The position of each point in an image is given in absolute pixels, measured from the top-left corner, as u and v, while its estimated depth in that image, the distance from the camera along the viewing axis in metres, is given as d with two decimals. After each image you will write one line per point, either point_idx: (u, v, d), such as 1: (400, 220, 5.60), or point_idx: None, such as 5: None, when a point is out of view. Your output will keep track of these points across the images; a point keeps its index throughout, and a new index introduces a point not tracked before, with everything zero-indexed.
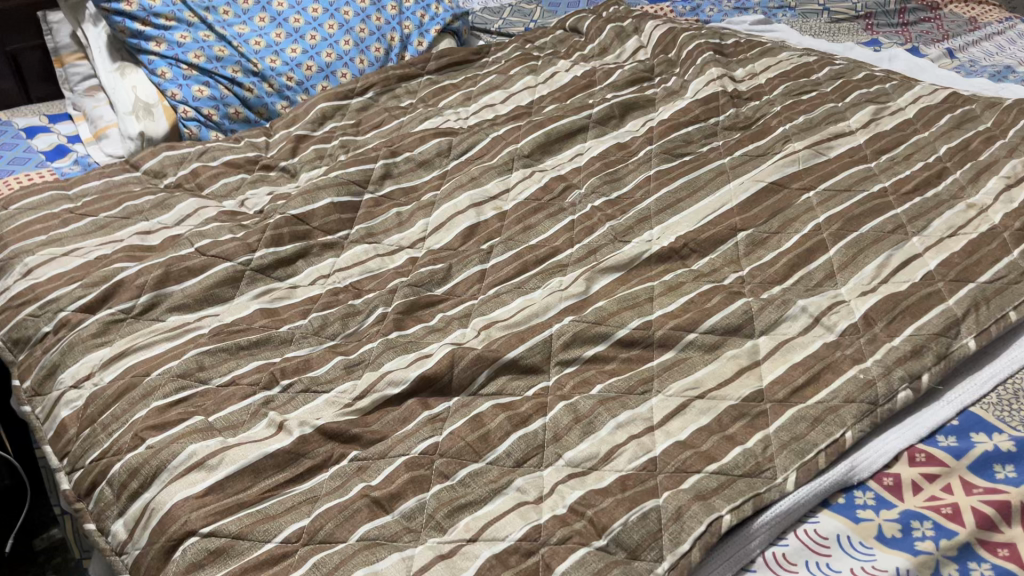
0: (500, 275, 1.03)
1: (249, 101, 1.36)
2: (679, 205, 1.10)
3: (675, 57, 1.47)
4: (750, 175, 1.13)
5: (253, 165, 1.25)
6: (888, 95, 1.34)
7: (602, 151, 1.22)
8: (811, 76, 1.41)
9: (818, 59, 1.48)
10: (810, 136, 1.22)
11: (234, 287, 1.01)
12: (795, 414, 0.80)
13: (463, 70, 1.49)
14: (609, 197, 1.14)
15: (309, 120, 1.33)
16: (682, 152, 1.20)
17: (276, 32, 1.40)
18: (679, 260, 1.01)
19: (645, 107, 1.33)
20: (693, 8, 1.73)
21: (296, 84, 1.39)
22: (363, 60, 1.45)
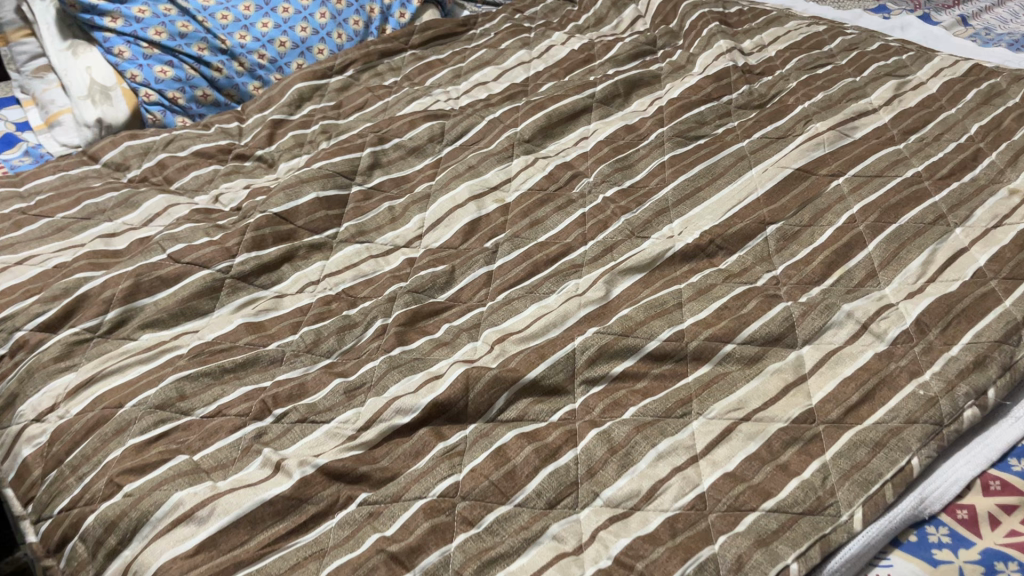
0: (509, 278, 0.93)
1: (218, 82, 1.24)
2: (699, 195, 1.01)
3: (676, 27, 1.37)
4: (773, 161, 1.05)
5: (225, 153, 1.14)
6: (908, 67, 1.26)
7: (610, 134, 1.12)
8: (823, 47, 1.32)
9: (827, 28, 1.39)
10: (832, 115, 1.13)
11: (213, 299, 0.90)
12: (853, 437, 0.72)
13: (449, 43, 1.38)
14: (622, 187, 1.04)
15: (286, 103, 1.21)
16: (696, 135, 1.11)
17: (245, 5, 1.28)
18: (706, 258, 0.92)
19: (651, 84, 1.23)
20: None
21: (269, 62, 1.27)
22: (341, 35, 1.33)
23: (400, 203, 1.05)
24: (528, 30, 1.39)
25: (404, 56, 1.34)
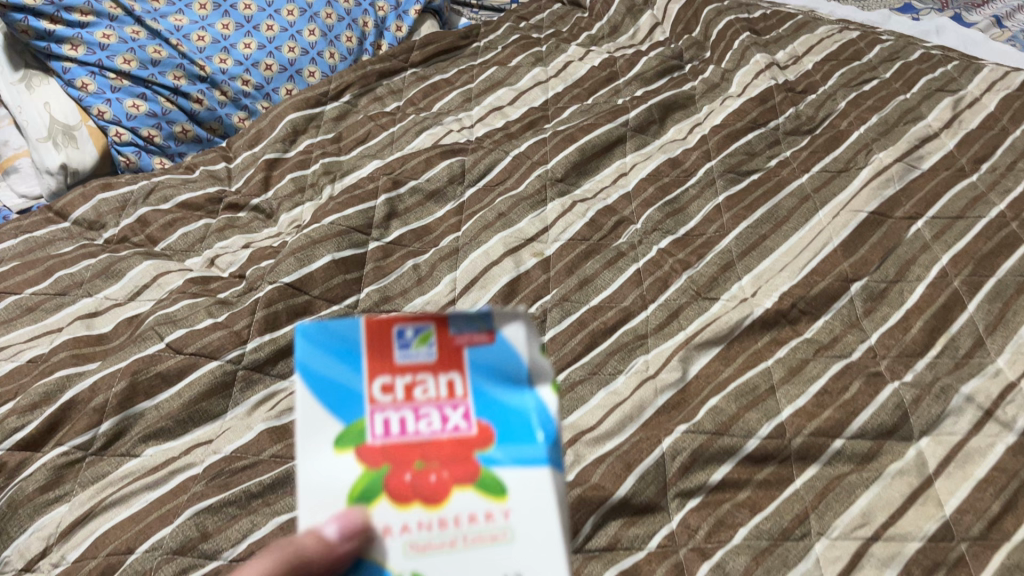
0: (566, 354, 0.81)
1: (198, 115, 1.09)
2: (766, 244, 0.90)
3: (701, 36, 1.25)
4: (841, 200, 0.94)
5: (214, 203, 0.99)
6: (957, 79, 1.17)
7: (652, 170, 1.00)
8: (862, 57, 1.22)
9: (860, 34, 1.28)
10: (894, 142, 1.02)
11: (225, 398, 0.77)
12: (1006, 561, 0.63)
13: (453, 59, 1.24)
14: (676, 235, 0.93)
15: (280, 138, 1.07)
16: (748, 169, 1.00)
17: (223, 22, 1.12)
18: (788, 325, 0.82)
19: (686, 106, 1.11)
20: None
21: (255, 89, 1.12)
22: (334, 54, 1.18)
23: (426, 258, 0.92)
24: (539, 43, 1.26)
25: (405, 76, 1.20)
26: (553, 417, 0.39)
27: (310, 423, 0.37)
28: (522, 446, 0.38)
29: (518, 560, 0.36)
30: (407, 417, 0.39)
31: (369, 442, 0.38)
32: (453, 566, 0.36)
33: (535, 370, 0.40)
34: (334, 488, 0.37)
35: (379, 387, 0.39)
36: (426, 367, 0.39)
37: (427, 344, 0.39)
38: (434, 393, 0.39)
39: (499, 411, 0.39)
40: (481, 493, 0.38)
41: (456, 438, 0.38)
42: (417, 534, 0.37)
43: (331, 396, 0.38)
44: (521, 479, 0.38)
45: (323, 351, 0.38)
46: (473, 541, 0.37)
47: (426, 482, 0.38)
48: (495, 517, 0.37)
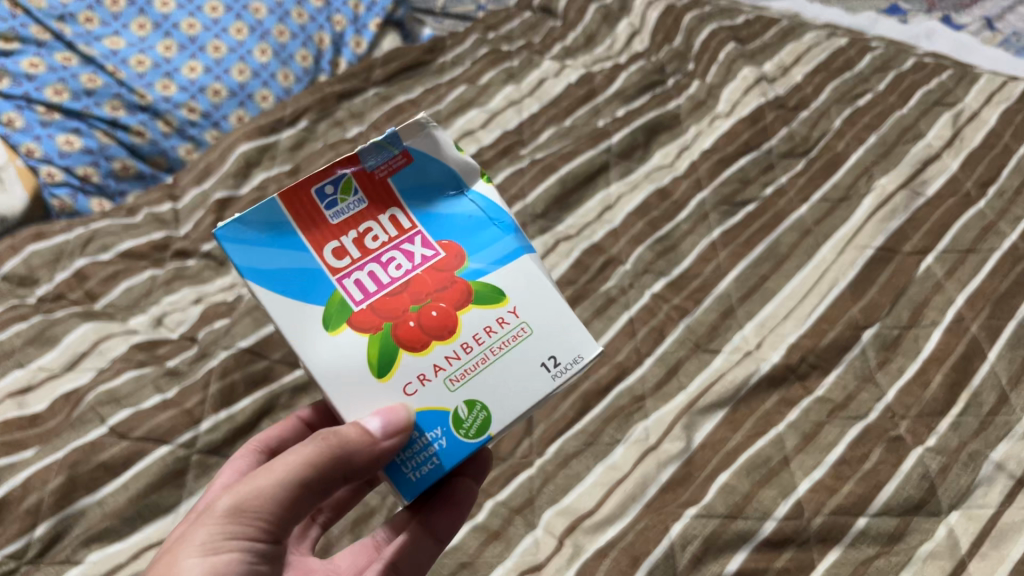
0: (558, 420, 0.74)
1: (140, 149, 0.99)
2: (767, 287, 0.83)
3: (683, 47, 1.18)
4: (845, 234, 0.87)
5: (161, 250, 0.90)
6: (954, 90, 1.10)
7: (639, 203, 0.93)
8: (853, 68, 1.15)
9: (849, 41, 1.21)
10: (895, 165, 0.96)
11: (178, 488, 0.69)
12: None
13: (418, 75, 1.15)
14: (670, 277, 0.85)
15: (231, 173, 0.98)
16: (743, 199, 0.93)
17: (164, 44, 1.03)
18: (797, 381, 0.75)
19: (671, 127, 1.04)
20: None
21: (202, 117, 1.03)
22: (288, 75, 1.09)
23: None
24: (511, 56, 1.18)
25: (366, 97, 1.11)
26: (490, 203, 0.57)
27: (295, 311, 0.51)
28: (490, 251, 0.55)
29: (537, 345, 0.54)
30: (374, 270, 0.53)
31: (357, 308, 0.52)
32: (491, 378, 0.53)
33: (460, 172, 0.57)
34: (355, 355, 0.51)
35: (336, 257, 0.53)
36: (365, 215, 0.53)
37: (353, 192, 0.53)
38: (387, 236, 0.54)
39: (449, 232, 0.55)
40: (482, 306, 0.54)
41: (428, 265, 0.54)
42: (451, 367, 0.52)
43: (296, 285, 0.51)
44: (503, 276, 0.55)
45: (261, 249, 0.51)
46: (499, 350, 0.53)
47: (430, 318, 0.53)
48: (503, 321, 0.54)
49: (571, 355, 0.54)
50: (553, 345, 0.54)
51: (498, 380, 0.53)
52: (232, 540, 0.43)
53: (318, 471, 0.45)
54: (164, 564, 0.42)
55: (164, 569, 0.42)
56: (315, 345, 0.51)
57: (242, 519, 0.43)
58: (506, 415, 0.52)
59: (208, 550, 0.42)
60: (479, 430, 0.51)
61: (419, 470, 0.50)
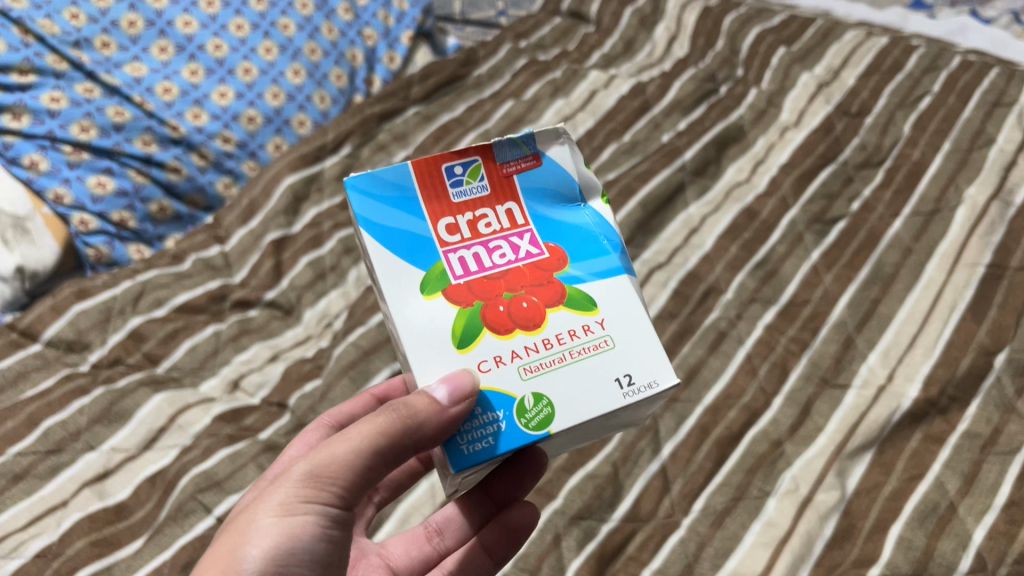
0: (696, 474, 0.69)
1: (176, 187, 0.91)
2: (882, 312, 0.80)
3: (726, 50, 1.13)
4: (948, 251, 0.84)
5: (218, 301, 0.82)
6: (1009, 89, 1.06)
7: (727, 225, 0.89)
8: (903, 68, 1.12)
9: (890, 40, 1.18)
10: (978, 173, 0.93)
11: None
12: None
13: (457, 91, 1.08)
14: (777, 305, 0.81)
15: (280, 209, 0.90)
16: (833, 216, 0.89)
17: (189, 68, 0.93)
18: (939, 415, 0.71)
19: (739, 139, 1.00)
20: None
21: (238, 147, 0.95)
22: (324, 97, 1.01)
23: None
24: (551, 66, 1.11)
25: (407, 118, 1.04)
26: (607, 222, 0.53)
27: (395, 271, 0.49)
28: (596, 263, 0.51)
29: (620, 361, 0.48)
30: (478, 252, 0.50)
31: (454, 282, 0.49)
32: (564, 377, 0.47)
33: (584, 189, 0.53)
34: (438, 326, 0.48)
35: (447, 230, 0.50)
36: (484, 202, 0.51)
37: (479, 180, 0.51)
38: (500, 226, 0.51)
39: (558, 232, 0.52)
40: (573, 311, 0.49)
41: (531, 262, 0.50)
42: (529, 358, 0.48)
43: (405, 245, 0.49)
44: (601, 288, 0.50)
45: (383, 206, 0.50)
46: (579, 353, 0.48)
47: (520, 308, 0.49)
48: (592, 329, 0.49)
49: (650, 380, 0.48)
50: (634, 364, 0.48)
51: (573, 384, 0.47)
52: (308, 502, 0.43)
53: (390, 441, 0.44)
54: (244, 522, 0.43)
55: (243, 526, 0.42)
56: (406, 304, 0.48)
57: (316, 484, 0.43)
58: (571, 420, 0.46)
59: (285, 511, 0.42)
60: (540, 423, 0.46)
61: (475, 445, 0.46)
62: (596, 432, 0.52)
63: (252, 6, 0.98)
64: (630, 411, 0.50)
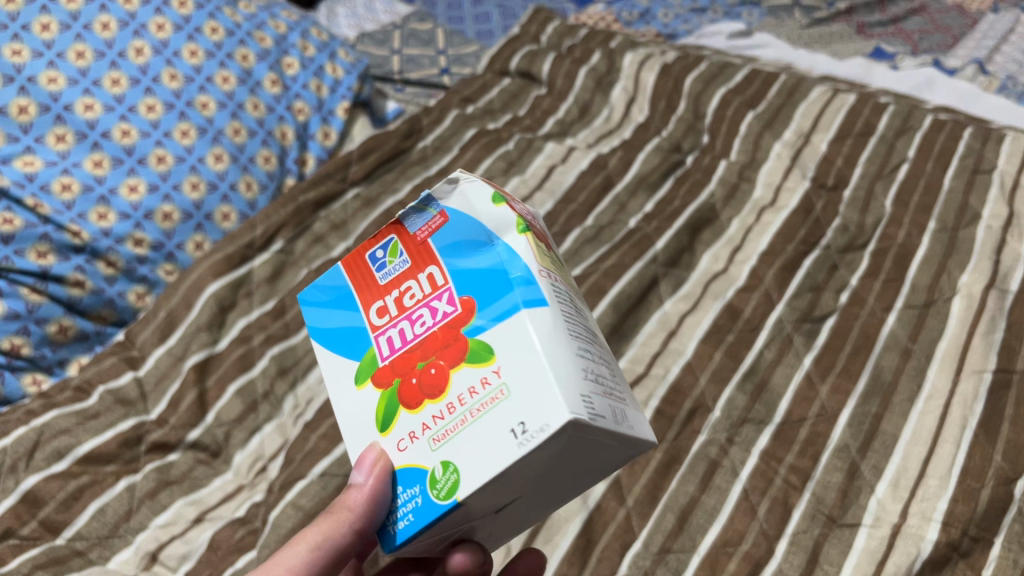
0: None
1: (80, 303, 0.78)
2: (885, 431, 0.72)
3: (690, 113, 1.05)
4: (949, 354, 0.77)
5: (133, 445, 0.70)
6: (986, 153, 0.97)
7: (709, 326, 0.80)
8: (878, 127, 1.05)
9: (859, 95, 1.12)
10: (969, 257, 0.86)
11: None
12: None
13: (400, 167, 0.98)
14: (770, 426, 0.73)
15: (203, 324, 0.78)
16: (821, 313, 0.81)
17: (92, 158, 0.81)
18: (962, 560, 0.63)
19: (712, 220, 0.91)
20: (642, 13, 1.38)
21: (152, 249, 0.82)
22: (250, 184, 0.90)
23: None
24: (502, 137, 1.02)
25: (346, 202, 0.93)
26: (523, 255, 0.42)
27: (333, 370, 0.46)
28: (497, 304, 0.41)
29: (519, 409, 0.38)
30: (403, 327, 0.44)
31: (381, 364, 0.44)
32: (466, 441, 0.39)
33: (498, 225, 0.43)
34: (364, 415, 0.44)
35: (377, 312, 0.45)
36: (406, 274, 0.45)
37: (399, 254, 0.45)
38: (422, 293, 0.44)
39: (470, 277, 0.42)
40: (474, 365, 0.40)
41: (446, 323, 0.42)
42: (437, 428, 0.41)
43: (341, 343, 0.46)
44: (502, 333, 0.40)
45: (325, 308, 0.47)
46: (478, 410, 0.39)
47: (428, 376, 0.42)
48: (490, 379, 0.39)
49: (543, 423, 0.36)
50: (530, 407, 0.37)
51: (479, 446, 0.38)
52: None
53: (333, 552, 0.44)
54: None
55: None
56: (343, 397, 0.45)
57: None
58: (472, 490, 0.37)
59: None
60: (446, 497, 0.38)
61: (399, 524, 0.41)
62: (565, 474, 0.41)
63: (164, 84, 0.87)
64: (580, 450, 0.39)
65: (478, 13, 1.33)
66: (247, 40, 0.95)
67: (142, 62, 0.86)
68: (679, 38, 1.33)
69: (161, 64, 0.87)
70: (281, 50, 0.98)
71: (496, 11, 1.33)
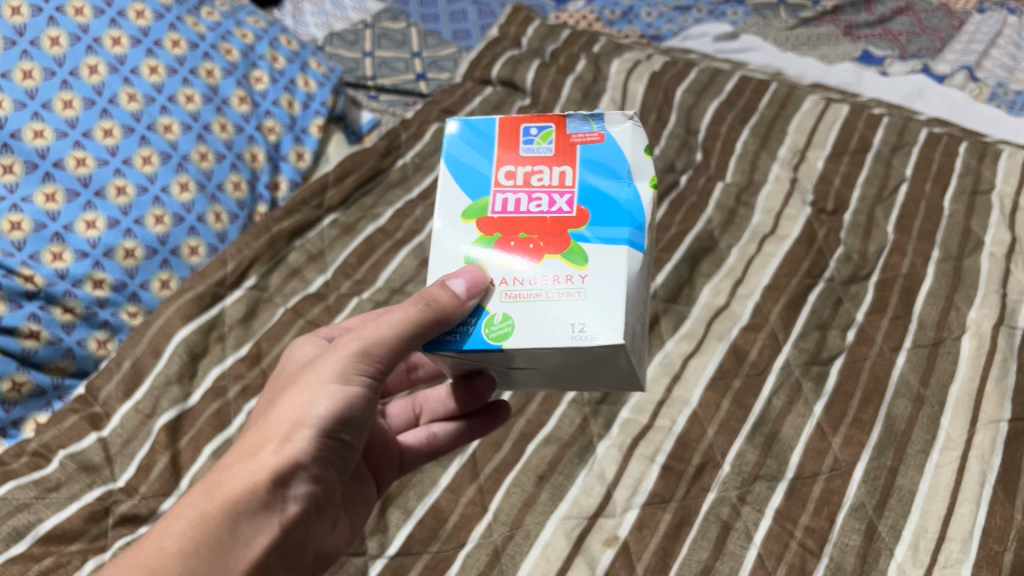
0: None
1: (35, 355, 0.71)
2: (901, 485, 0.68)
3: (681, 128, 1.03)
4: (961, 401, 0.73)
5: (99, 519, 0.64)
6: (983, 170, 0.94)
7: (713, 369, 0.77)
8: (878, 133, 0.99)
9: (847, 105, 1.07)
10: (975, 291, 0.82)
11: None
12: None
13: (380, 189, 0.92)
14: (780, 481, 0.69)
15: (174, 376, 0.73)
16: (829, 354, 0.78)
17: (44, 191, 0.74)
18: None
19: (710, 250, 0.89)
20: (625, 11, 1.35)
21: (112, 290, 0.75)
22: (220, 214, 0.83)
23: (465, 565, 0.65)
24: None
25: (323, 230, 0.87)
26: (640, 202, 0.49)
27: (446, 197, 0.51)
28: (607, 229, 0.48)
29: (586, 311, 0.46)
30: (520, 198, 0.50)
31: (489, 214, 0.50)
32: (533, 306, 0.47)
33: (635, 170, 0.51)
34: (458, 244, 0.50)
35: (505, 173, 0.51)
36: (546, 160, 0.51)
37: (548, 142, 0.51)
38: (546, 181, 0.50)
39: (601, 200, 0.50)
40: (565, 261, 0.48)
41: (557, 217, 0.49)
42: (514, 283, 0.48)
43: (468, 181, 0.51)
44: (599, 251, 0.48)
45: (463, 142, 0.53)
46: (553, 294, 0.47)
47: (525, 248, 0.49)
48: (574, 279, 0.47)
49: (595, 334, 0.45)
50: (586, 315, 0.46)
51: (537, 318, 0.46)
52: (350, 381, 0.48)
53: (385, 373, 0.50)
54: (297, 398, 0.48)
55: (301, 393, 0.48)
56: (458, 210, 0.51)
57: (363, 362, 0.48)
58: (526, 343, 0.46)
59: (342, 380, 0.48)
60: (496, 338, 0.46)
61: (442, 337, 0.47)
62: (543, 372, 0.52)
63: (122, 105, 0.79)
64: (600, 363, 0.48)
65: (454, 10, 1.27)
66: (212, 53, 0.88)
67: (96, 81, 0.79)
68: (664, 39, 1.31)
69: (119, 83, 0.80)
70: (249, 63, 0.92)
71: (474, 10, 1.27)
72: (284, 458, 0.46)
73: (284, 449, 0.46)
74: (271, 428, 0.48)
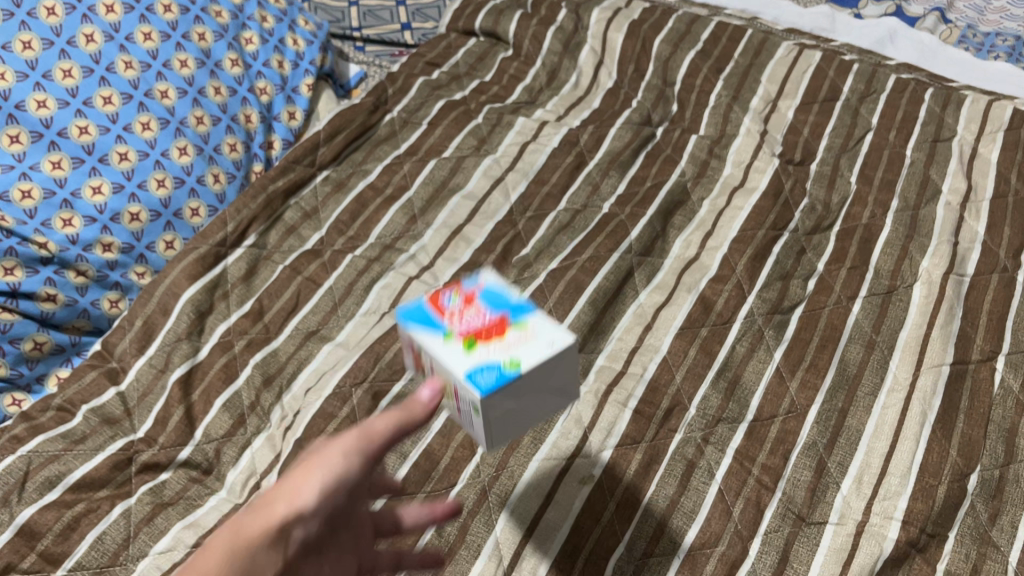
0: None
1: (52, 317, 0.77)
2: (850, 426, 0.75)
3: (658, 79, 1.07)
4: (908, 345, 0.80)
5: (123, 467, 0.70)
6: (946, 117, 0.98)
7: (684, 318, 0.83)
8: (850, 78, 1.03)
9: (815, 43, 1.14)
10: (929, 239, 0.88)
11: None
12: None
13: (369, 146, 0.98)
14: (740, 423, 0.76)
15: (183, 333, 0.79)
16: (790, 304, 0.84)
17: (50, 159, 0.77)
18: (919, 556, 0.66)
19: (682, 203, 0.95)
20: None
21: (121, 253, 0.80)
22: (218, 175, 0.88)
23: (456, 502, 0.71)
24: (471, 110, 1.03)
25: (316, 187, 0.93)
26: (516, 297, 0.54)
27: (427, 347, 0.50)
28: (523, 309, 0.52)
29: (544, 339, 0.49)
30: (461, 318, 0.52)
31: (451, 334, 0.50)
32: (516, 351, 0.48)
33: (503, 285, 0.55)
34: (448, 358, 0.48)
35: (448, 320, 0.52)
36: (466, 298, 0.54)
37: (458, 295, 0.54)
38: (461, 305, 0.53)
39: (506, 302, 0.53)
40: (515, 327, 0.50)
41: (488, 316, 0.51)
42: (489, 350, 0.48)
43: (424, 328, 0.51)
44: (527, 319, 0.51)
45: (405, 319, 0.52)
46: (520, 342, 0.49)
47: (482, 331, 0.50)
48: (521, 332, 0.50)
49: (556, 342, 0.48)
50: (544, 339, 0.49)
51: (518, 353, 0.48)
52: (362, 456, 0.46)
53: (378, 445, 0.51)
54: (303, 473, 0.44)
55: (301, 474, 0.44)
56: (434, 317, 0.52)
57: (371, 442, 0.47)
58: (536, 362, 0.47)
59: (350, 453, 0.45)
60: (513, 367, 0.47)
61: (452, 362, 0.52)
62: (524, 422, 0.51)
63: (120, 73, 0.83)
64: (564, 378, 0.50)
65: None
66: (203, 17, 0.92)
67: (93, 49, 0.82)
68: None
69: (115, 51, 0.83)
70: (239, 25, 0.96)
71: None
72: (293, 511, 0.42)
73: (291, 505, 0.42)
74: (280, 483, 0.44)
